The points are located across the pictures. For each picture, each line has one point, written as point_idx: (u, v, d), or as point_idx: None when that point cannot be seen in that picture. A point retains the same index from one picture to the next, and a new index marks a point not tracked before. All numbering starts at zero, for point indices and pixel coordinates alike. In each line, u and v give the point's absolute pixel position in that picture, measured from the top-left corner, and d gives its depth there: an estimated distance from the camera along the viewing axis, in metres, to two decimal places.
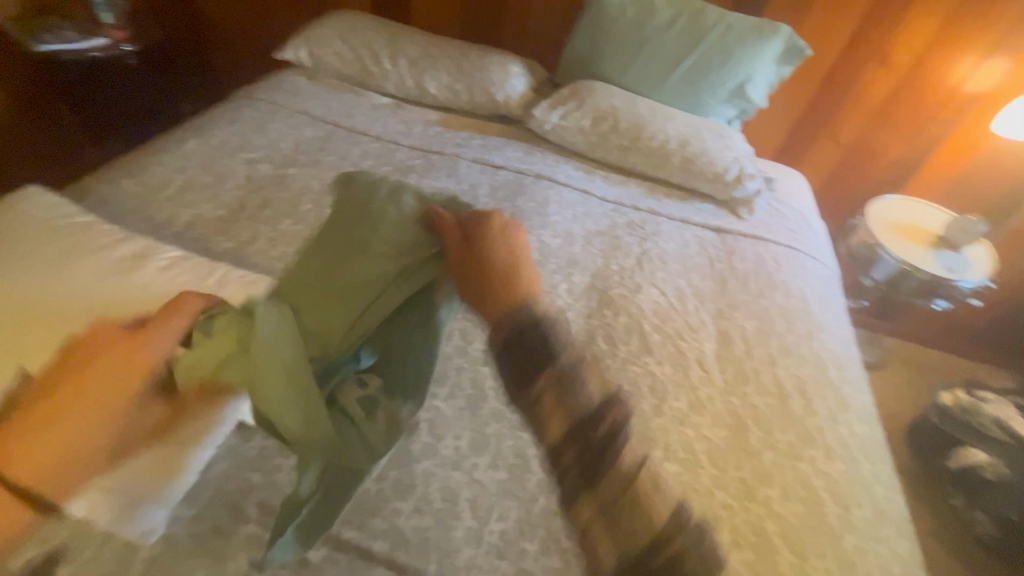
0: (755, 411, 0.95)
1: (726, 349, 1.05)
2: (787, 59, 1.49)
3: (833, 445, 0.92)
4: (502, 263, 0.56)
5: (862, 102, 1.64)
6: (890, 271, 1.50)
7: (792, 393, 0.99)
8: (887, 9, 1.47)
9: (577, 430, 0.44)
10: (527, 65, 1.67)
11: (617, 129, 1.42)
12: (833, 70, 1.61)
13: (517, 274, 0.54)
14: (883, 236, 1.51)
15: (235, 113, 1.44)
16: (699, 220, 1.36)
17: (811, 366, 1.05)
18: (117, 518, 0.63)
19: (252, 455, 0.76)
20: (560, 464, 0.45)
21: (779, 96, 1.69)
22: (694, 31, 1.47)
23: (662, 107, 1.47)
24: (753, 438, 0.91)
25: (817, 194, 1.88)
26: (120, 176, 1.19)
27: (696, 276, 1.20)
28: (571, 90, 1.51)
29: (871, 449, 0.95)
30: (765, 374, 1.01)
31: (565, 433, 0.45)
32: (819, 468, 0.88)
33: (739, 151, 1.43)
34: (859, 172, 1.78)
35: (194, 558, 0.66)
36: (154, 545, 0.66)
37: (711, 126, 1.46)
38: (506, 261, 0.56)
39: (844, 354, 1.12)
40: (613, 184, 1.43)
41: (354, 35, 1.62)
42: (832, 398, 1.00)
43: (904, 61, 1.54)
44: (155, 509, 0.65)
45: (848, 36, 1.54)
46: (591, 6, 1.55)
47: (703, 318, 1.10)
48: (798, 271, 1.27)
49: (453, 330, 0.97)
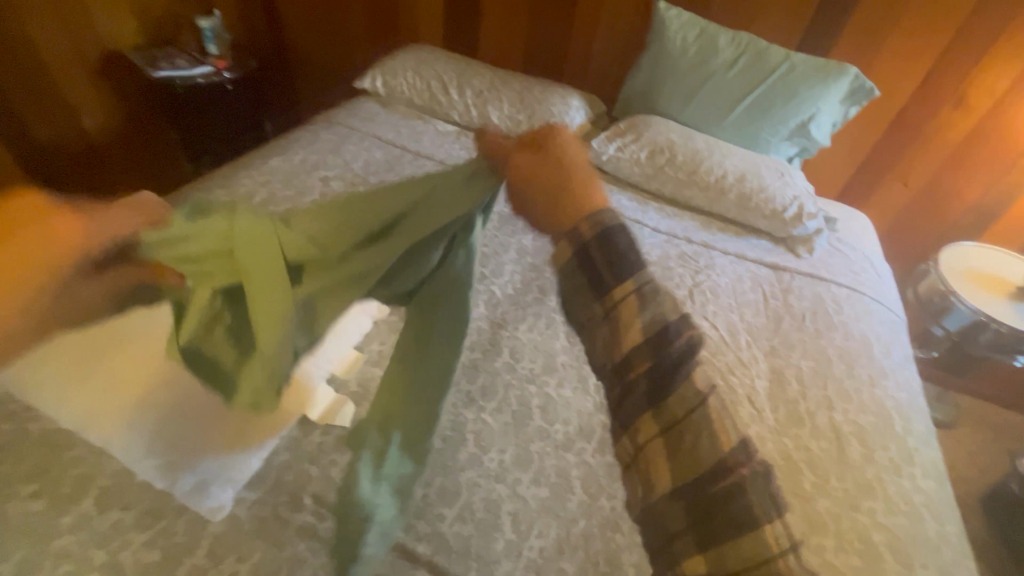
0: (809, 455, 0.91)
1: (779, 388, 1.02)
2: (853, 100, 1.47)
3: (895, 499, 0.87)
4: (571, 178, 0.56)
5: (934, 143, 1.58)
6: (963, 322, 1.42)
7: (850, 439, 0.94)
8: (963, 53, 1.43)
9: (650, 347, 0.47)
10: (586, 99, 1.73)
11: (674, 162, 1.43)
12: (902, 112, 1.57)
13: (586, 185, 0.56)
14: (957, 284, 1.43)
15: (315, 135, 1.57)
16: (755, 256, 1.34)
17: (873, 414, 1.00)
18: (193, 492, 0.71)
19: (310, 448, 0.81)
20: (629, 376, 0.48)
21: (844, 135, 1.66)
22: (756, 70, 1.48)
23: (720, 142, 1.48)
24: (807, 483, 0.87)
25: (882, 237, 1.81)
26: (213, 187, 1.32)
27: (749, 312, 1.18)
28: (629, 123, 1.55)
29: (939, 508, 0.89)
30: (821, 417, 0.97)
31: (641, 341, 0.48)
32: (879, 522, 0.83)
33: (799, 188, 1.41)
34: (929, 216, 1.71)
35: (254, 540, 0.71)
36: (220, 523, 0.72)
37: (770, 163, 1.45)
38: (577, 175, 0.57)
39: (910, 404, 1.06)
40: (667, 216, 1.45)
41: (425, 67, 1.73)
42: (895, 450, 0.95)
43: (982, 105, 1.48)
44: (225, 488, 0.73)
45: (920, 77, 1.50)
46: (652, 44, 1.59)
47: (755, 355, 1.08)
48: (860, 314, 1.22)
49: (503, 347, 1.00)
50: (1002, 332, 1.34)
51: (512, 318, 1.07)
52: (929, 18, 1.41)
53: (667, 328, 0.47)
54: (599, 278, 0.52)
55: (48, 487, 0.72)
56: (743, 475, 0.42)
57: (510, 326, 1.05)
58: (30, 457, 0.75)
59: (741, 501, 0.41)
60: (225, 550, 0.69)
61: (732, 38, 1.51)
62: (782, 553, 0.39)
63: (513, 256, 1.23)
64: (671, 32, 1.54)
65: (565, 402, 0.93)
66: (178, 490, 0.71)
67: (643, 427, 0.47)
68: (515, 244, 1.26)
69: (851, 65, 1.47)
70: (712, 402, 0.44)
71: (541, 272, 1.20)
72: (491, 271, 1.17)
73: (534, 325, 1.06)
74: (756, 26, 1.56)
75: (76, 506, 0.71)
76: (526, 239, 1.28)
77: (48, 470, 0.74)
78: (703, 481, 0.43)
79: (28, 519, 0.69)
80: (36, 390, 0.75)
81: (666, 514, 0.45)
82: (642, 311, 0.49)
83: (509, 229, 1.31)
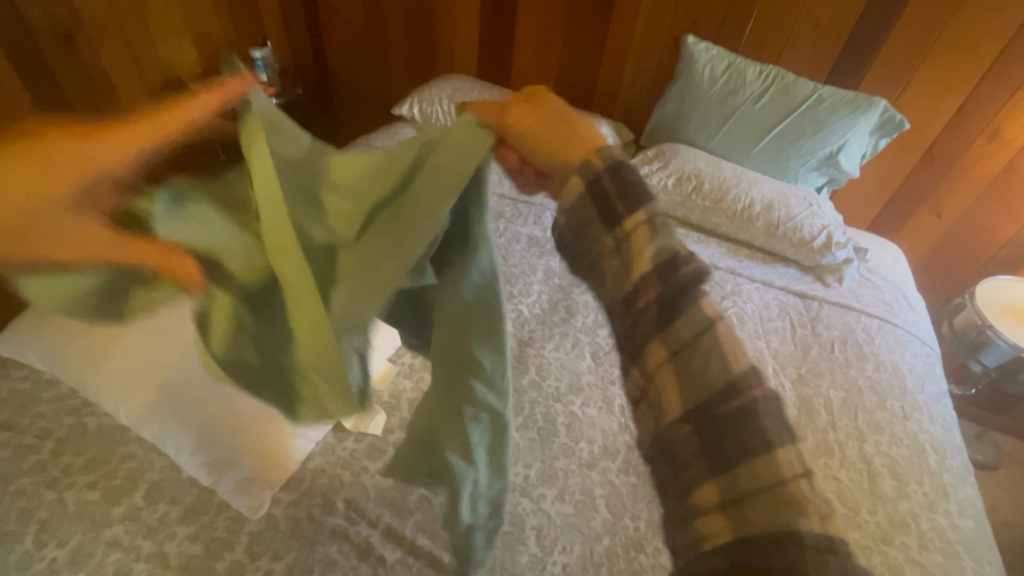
0: (839, 486, 0.90)
1: (808, 417, 1.01)
2: (883, 131, 1.48)
3: (930, 535, 0.85)
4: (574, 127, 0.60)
5: (968, 176, 1.57)
6: (1002, 357, 1.40)
7: (882, 473, 0.93)
8: (996, 88, 1.43)
9: (659, 274, 0.53)
10: (615, 127, 1.78)
11: (701, 190, 1.46)
12: (934, 145, 1.56)
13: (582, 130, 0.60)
14: (994, 318, 1.40)
15: None
16: (783, 284, 1.35)
17: (906, 448, 0.98)
18: (236, 492, 0.75)
19: (344, 455, 0.84)
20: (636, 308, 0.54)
21: (874, 166, 1.66)
22: (784, 102, 1.51)
23: (748, 172, 1.50)
24: (837, 514, 0.86)
25: (915, 269, 1.79)
26: None
27: (777, 340, 1.18)
28: (657, 150, 1.58)
29: (977, 546, 0.86)
30: (851, 448, 0.96)
31: (650, 268, 0.54)
32: (912, 557, 0.81)
33: (828, 218, 1.41)
34: (965, 249, 1.68)
35: (289, 539, 0.74)
36: (258, 521, 0.75)
37: (798, 192, 1.46)
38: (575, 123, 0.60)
39: (945, 439, 1.03)
40: (694, 242, 1.47)
41: (461, 95, 1.82)
42: (930, 485, 0.92)
43: (1018, 139, 1.47)
44: (265, 488, 0.76)
45: (952, 112, 1.50)
46: (681, 76, 1.64)
47: (782, 382, 1.07)
48: (892, 345, 1.20)
49: (530, 364, 1.02)
50: None
51: (539, 336, 1.09)
52: (961, 54, 1.42)
53: (675, 256, 0.53)
54: (610, 211, 0.56)
55: (102, 479, 0.77)
56: (753, 400, 0.47)
57: (537, 344, 1.08)
58: (89, 450, 0.80)
59: (754, 422, 0.46)
60: (262, 548, 0.72)
61: (760, 71, 1.55)
62: (794, 477, 0.44)
63: (541, 277, 1.26)
64: (699, 65, 1.59)
65: (590, 422, 0.94)
66: (222, 490, 0.75)
67: (652, 353, 0.53)
68: (543, 266, 1.30)
69: (880, 98, 1.48)
70: (719, 328, 0.50)
71: (568, 294, 1.22)
72: (520, 291, 1.21)
73: (560, 344, 1.08)
74: (784, 60, 1.60)
75: (128, 498, 0.75)
76: (554, 262, 1.32)
77: (103, 463, 0.79)
78: (710, 403, 0.48)
79: (85, 508, 0.74)
80: (101, 392, 0.81)
81: (683, 440, 0.50)
82: (651, 241, 0.54)
83: (537, 251, 1.34)
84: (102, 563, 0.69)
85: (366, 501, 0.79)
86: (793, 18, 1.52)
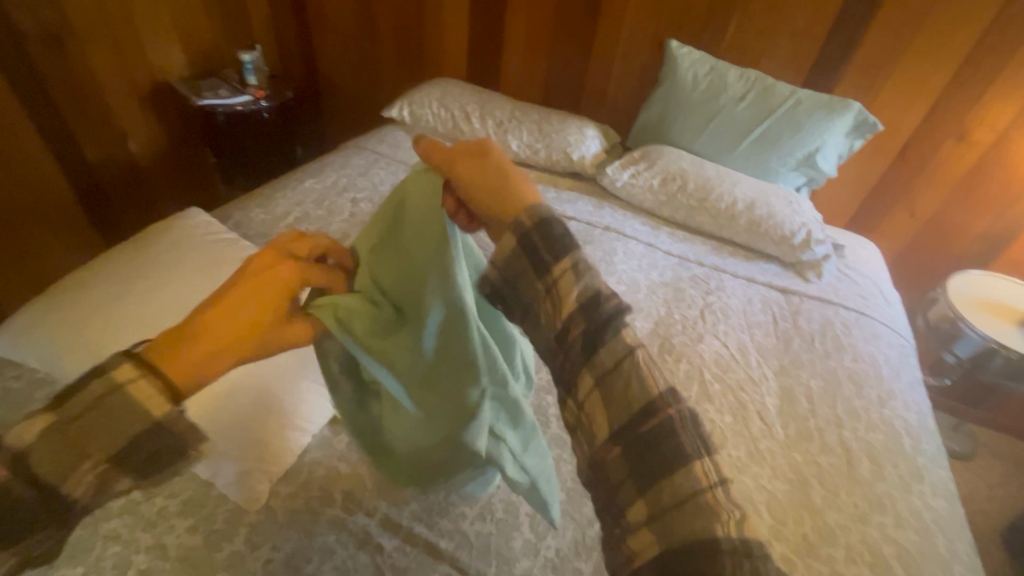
0: (819, 470, 0.94)
1: (789, 406, 1.05)
2: (858, 132, 1.54)
3: (905, 515, 0.89)
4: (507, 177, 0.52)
5: (940, 176, 1.63)
6: (974, 348, 1.43)
7: (860, 458, 0.96)
8: (963, 91, 1.49)
9: (584, 308, 0.45)
10: (601, 130, 1.82)
11: (686, 190, 1.50)
12: (906, 145, 1.63)
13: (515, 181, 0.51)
14: (966, 310, 1.45)
15: (346, 159, 1.66)
16: (765, 280, 1.39)
17: (883, 433, 1.02)
18: (236, 485, 0.76)
19: (340, 448, 0.86)
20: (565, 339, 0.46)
21: (850, 167, 1.73)
22: (764, 104, 1.56)
23: (731, 172, 1.54)
24: (817, 496, 0.89)
25: (893, 265, 1.85)
26: (251, 206, 1.41)
27: (759, 333, 1.22)
28: (643, 151, 1.63)
29: (950, 525, 0.90)
30: (831, 435, 1.00)
31: (576, 309, 0.45)
32: (889, 535, 0.85)
33: (808, 216, 1.46)
34: (939, 245, 1.74)
35: (288, 529, 0.75)
36: (257, 512, 0.77)
37: (780, 191, 1.51)
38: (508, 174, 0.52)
39: (919, 425, 1.08)
40: (680, 241, 1.51)
41: (450, 98, 1.84)
42: (904, 467, 0.97)
43: (985, 140, 1.53)
44: (264, 480, 0.78)
45: (922, 113, 1.56)
46: (665, 79, 1.69)
47: (764, 373, 1.12)
48: (869, 337, 1.25)
49: None
50: (1013, 359, 1.36)
51: None
52: (928, 59, 1.48)
53: (598, 294, 0.45)
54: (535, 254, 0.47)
55: None
56: (670, 416, 0.42)
57: None
58: None
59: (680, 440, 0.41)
60: (262, 538, 0.74)
61: (741, 74, 1.60)
62: (711, 487, 0.39)
63: None
64: (682, 68, 1.64)
65: None
66: (222, 481, 0.76)
67: (581, 385, 0.46)
68: None
69: (855, 101, 1.54)
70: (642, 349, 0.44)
71: None
72: None
73: None
74: (763, 64, 1.65)
75: (126, 493, 0.76)
76: None
77: None
78: (635, 424, 0.43)
79: None
80: None
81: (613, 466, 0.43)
82: (577, 283, 0.46)
83: None
84: (101, 556, 0.69)
85: (363, 493, 0.80)
86: (770, 24, 1.58)
